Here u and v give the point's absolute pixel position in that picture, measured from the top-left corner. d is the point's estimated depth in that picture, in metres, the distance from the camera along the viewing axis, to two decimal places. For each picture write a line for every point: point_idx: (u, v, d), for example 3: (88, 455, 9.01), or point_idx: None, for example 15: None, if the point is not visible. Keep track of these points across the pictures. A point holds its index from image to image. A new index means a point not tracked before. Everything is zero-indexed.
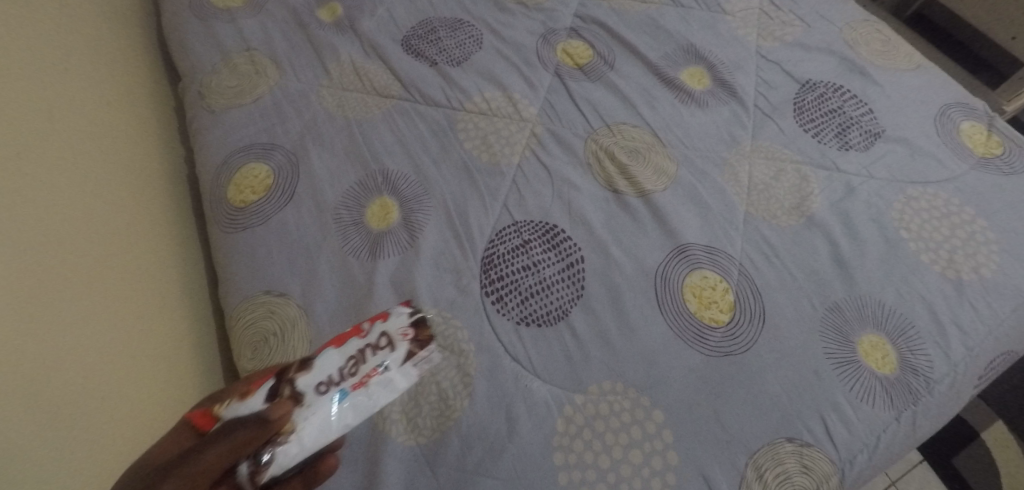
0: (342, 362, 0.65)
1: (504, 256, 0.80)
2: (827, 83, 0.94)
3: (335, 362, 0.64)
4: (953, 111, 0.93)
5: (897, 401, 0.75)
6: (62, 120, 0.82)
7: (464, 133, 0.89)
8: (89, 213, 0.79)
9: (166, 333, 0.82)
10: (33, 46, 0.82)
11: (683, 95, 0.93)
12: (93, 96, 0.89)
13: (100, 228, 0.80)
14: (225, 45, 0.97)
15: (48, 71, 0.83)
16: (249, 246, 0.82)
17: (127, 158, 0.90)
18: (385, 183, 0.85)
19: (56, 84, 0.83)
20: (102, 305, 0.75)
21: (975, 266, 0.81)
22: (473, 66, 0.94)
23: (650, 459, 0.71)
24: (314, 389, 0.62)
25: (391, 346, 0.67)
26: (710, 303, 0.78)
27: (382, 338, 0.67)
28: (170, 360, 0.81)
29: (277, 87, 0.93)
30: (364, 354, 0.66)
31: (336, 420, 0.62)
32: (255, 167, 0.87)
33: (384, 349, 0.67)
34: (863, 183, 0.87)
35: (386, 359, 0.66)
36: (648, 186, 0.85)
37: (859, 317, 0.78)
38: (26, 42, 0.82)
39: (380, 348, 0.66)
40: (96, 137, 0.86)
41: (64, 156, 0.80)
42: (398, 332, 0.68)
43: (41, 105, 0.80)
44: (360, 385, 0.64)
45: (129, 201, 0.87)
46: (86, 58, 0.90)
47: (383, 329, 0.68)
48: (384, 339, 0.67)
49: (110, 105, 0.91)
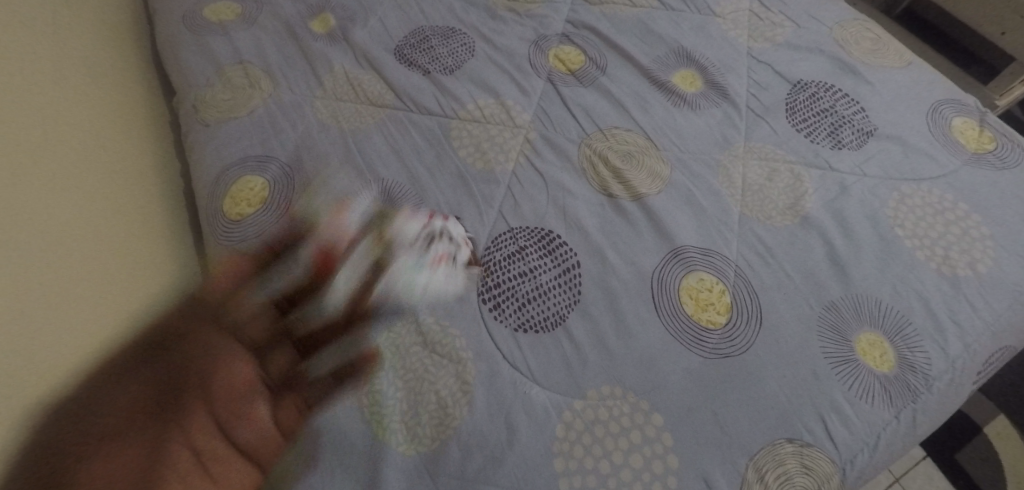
0: (421, 235, 0.81)
1: (500, 262, 0.80)
2: (819, 83, 0.95)
3: (413, 235, 0.81)
4: (945, 107, 0.93)
5: (896, 399, 0.75)
6: (64, 128, 0.83)
7: (458, 141, 0.89)
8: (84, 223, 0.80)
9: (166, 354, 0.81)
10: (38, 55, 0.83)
11: (675, 98, 0.94)
12: (93, 108, 0.90)
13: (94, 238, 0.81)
14: (218, 58, 0.98)
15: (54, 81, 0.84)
16: (246, 258, 0.82)
17: (123, 176, 0.90)
18: (380, 193, 0.85)
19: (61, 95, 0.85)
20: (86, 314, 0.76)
21: (970, 262, 0.81)
22: (466, 73, 0.95)
23: (651, 463, 0.71)
24: (404, 241, 0.81)
25: (458, 245, 0.81)
26: (707, 305, 0.78)
27: (449, 235, 0.81)
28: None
29: (271, 99, 0.93)
30: (436, 238, 0.81)
31: (415, 280, 0.79)
32: (251, 180, 0.87)
33: (454, 245, 0.81)
34: (857, 181, 0.87)
35: (455, 251, 0.80)
36: (642, 190, 0.86)
37: (856, 315, 0.78)
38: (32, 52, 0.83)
39: (451, 242, 0.81)
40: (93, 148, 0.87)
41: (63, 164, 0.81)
42: (461, 236, 0.82)
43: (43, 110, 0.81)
44: (436, 261, 0.80)
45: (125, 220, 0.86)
46: (82, 80, 0.90)
47: (450, 229, 0.81)
48: (453, 237, 0.81)
49: (106, 127, 0.91)
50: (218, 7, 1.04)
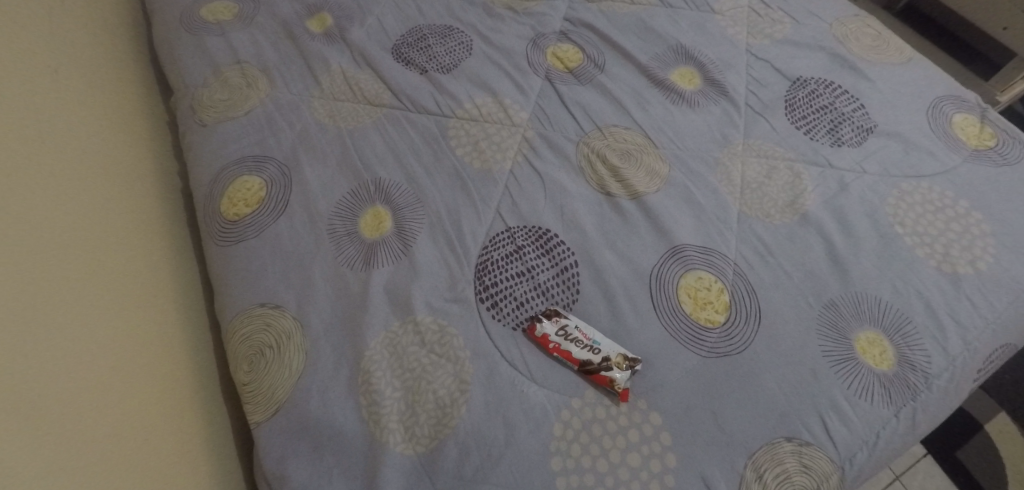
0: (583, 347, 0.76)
1: (498, 262, 0.80)
2: (818, 80, 0.94)
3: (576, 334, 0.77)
4: (946, 104, 0.92)
5: (895, 396, 0.75)
6: (89, 169, 0.85)
7: (456, 140, 0.89)
8: (111, 266, 0.80)
9: (167, 357, 0.82)
10: (65, 92, 0.87)
11: (674, 95, 0.93)
12: (106, 133, 0.91)
13: (120, 282, 0.81)
14: (215, 58, 0.98)
15: (80, 121, 0.87)
16: (244, 258, 0.82)
17: (141, 209, 0.90)
18: (377, 193, 0.85)
19: (84, 134, 0.87)
20: (117, 351, 0.76)
21: (971, 259, 0.81)
22: (464, 72, 0.95)
23: (649, 462, 0.71)
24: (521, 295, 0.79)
25: (594, 349, 0.76)
26: (705, 303, 0.78)
27: (604, 361, 0.75)
28: (175, 385, 0.81)
29: (268, 99, 0.93)
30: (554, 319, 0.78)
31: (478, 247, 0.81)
32: (247, 181, 0.87)
33: (595, 351, 0.75)
34: (857, 178, 0.87)
35: (599, 343, 0.76)
36: (641, 188, 0.86)
37: (855, 313, 0.78)
38: (59, 87, 0.87)
39: (593, 349, 0.76)
40: (116, 190, 0.88)
41: (90, 204, 0.82)
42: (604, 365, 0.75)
43: (68, 149, 0.83)
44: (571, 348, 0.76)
45: (146, 265, 0.86)
46: (84, 100, 0.90)
47: (613, 370, 0.74)
48: (603, 361, 0.75)
49: (119, 156, 0.91)
50: (215, 7, 1.04)
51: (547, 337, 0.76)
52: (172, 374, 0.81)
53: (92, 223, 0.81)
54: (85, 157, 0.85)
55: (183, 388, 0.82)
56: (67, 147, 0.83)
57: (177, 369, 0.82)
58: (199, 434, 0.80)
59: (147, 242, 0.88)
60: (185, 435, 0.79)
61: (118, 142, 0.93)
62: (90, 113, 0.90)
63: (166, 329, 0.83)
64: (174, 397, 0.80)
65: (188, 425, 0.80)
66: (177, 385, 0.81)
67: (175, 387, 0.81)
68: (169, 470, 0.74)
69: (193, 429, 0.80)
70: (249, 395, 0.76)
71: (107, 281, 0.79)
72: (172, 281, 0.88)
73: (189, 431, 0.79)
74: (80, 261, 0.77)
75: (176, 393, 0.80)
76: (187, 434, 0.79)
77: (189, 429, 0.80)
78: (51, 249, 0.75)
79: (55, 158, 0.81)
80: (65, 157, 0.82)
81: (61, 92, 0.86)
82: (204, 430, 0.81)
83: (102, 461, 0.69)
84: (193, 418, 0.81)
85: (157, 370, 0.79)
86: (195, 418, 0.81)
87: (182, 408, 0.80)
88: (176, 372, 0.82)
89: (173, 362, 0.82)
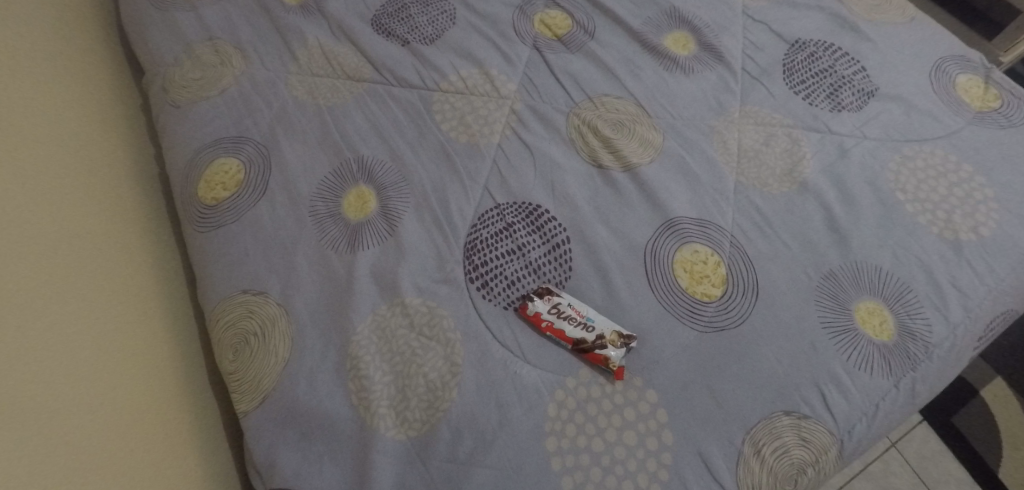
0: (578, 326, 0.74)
1: (487, 241, 0.78)
2: (817, 42, 0.91)
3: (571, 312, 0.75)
4: (949, 64, 0.89)
5: (896, 367, 0.74)
6: (71, 159, 0.84)
7: (441, 115, 0.86)
8: (97, 258, 0.80)
9: (147, 350, 0.79)
10: (41, 80, 0.86)
11: (668, 62, 0.90)
12: (83, 120, 0.89)
13: (107, 275, 0.80)
14: (187, 35, 0.94)
15: (58, 111, 0.86)
16: (225, 243, 0.80)
17: (124, 198, 0.88)
18: (360, 172, 0.82)
19: (62, 123, 0.86)
20: (106, 343, 0.75)
21: (973, 225, 0.78)
22: (447, 43, 0.91)
23: (645, 440, 0.70)
24: (513, 275, 0.76)
25: (588, 328, 0.74)
26: (701, 277, 0.76)
27: (599, 340, 0.73)
28: (157, 378, 0.79)
29: (243, 76, 0.90)
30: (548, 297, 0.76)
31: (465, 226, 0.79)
32: (226, 163, 0.84)
33: (589, 330, 0.74)
34: (857, 143, 0.84)
35: (593, 322, 0.74)
36: (633, 160, 0.83)
37: (855, 284, 0.76)
38: (35, 76, 0.85)
39: (587, 329, 0.74)
40: (98, 179, 0.86)
41: (73, 195, 0.81)
42: (599, 344, 0.73)
43: (49, 140, 0.82)
44: (565, 327, 0.74)
45: (133, 256, 0.85)
46: (57, 87, 0.88)
47: (608, 350, 0.72)
48: (598, 340, 0.73)
49: (96, 142, 0.89)
50: None
51: (539, 316, 0.74)
52: (153, 367, 0.79)
53: (77, 214, 0.80)
54: (65, 147, 0.84)
55: (165, 380, 0.79)
56: (46, 137, 0.82)
57: (157, 363, 0.80)
58: (183, 428, 0.78)
59: (128, 233, 0.86)
60: (168, 429, 0.77)
61: (94, 128, 0.90)
62: (57, 99, 0.87)
63: (146, 321, 0.81)
64: (156, 392, 0.78)
65: (171, 418, 0.78)
66: (159, 378, 0.79)
67: (157, 380, 0.79)
68: (162, 462, 0.74)
69: (177, 423, 0.78)
70: (235, 384, 0.75)
71: (95, 274, 0.78)
72: (161, 273, 0.87)
73: (172, 425, 0.77)
74: (66, 254, 0.77)
75: (158, 386, 0.78)
76: (170, 428, 0.77)
77: (173, 423, 0.78)
78: (37, 242, 0.74)
79: (38, 150, 0.80)
80: (45, 148, 0.81)
81: (37, 82, 0.85)
82: (189, 423, 0.79)
83: (95, 453, 0.69)
84: (177, 412, 0.79)
85: (138, 364, 0.77)
86: (179, 410, 0.79)
87: (165, 401, 0.78)
88: (158, 366, 0.80)
89: (154, 354, 0.80)
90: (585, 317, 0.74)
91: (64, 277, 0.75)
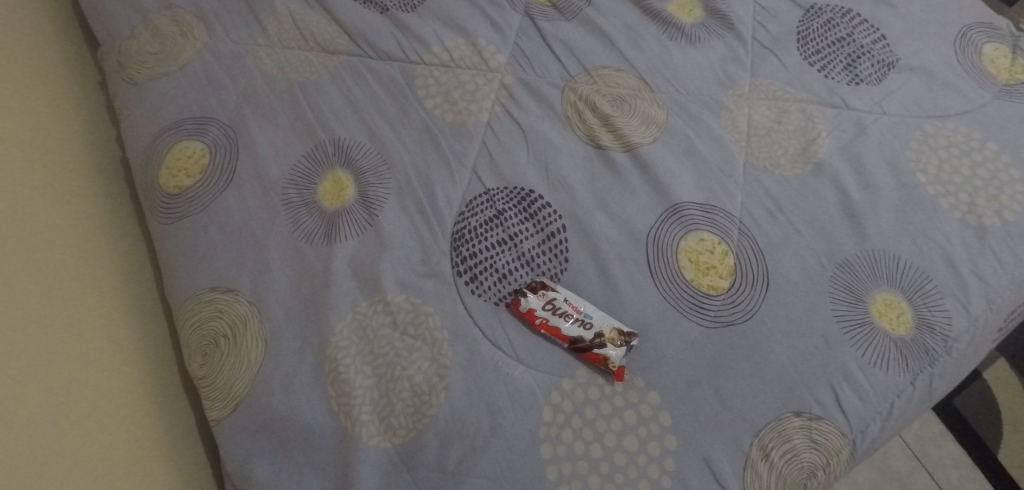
0: (577, 322, 0.69)
1: (476, 230, 0.72)
2: (834, 7, 0.83)
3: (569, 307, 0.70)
4: (975, 32, 0.82)
5: (912, 363, 0.69)
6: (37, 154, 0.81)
7: (424, 90, 0.79)
8: (67, 257, 0.77)
9: (116, 352, 0.76)
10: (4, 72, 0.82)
11: (671, 30, 0.83)
12: (45, 108, 0.85)
13: (75, 275, 0.77)
14: (143, 5, 0.86)
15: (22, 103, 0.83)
16: (191, 235, 0.74)
17: (89, 188, 0.84)
18: (337, 155, 0.76)
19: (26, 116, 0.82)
20: (80, 346, 0.73)
21: (998, 209, 0.73)
22: (431, 10, 0.83)
23: (648, 446, 0.65)
24: (506, 268, 0.71)
25: (587, 326, 0.68)
26: (707, 268, 0.71)
27: (598, 339, 0.68)
28: (129, 379, 0.75)
29: (206, 50, 0.82)
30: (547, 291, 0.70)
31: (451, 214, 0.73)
32: (189, 146, 0.77)
33: (588, 328, 0.68)
34: (875, 120, 0.77)
35: (593, 319, 0.69)
36: (634, 139, 0.76)
37: (872, 274, 0.71)
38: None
39: (586, 326, 0.68)
40: (64, 172, 0.82)
41: (42, 193, 0.79)
42: (598, 344, 0.67)
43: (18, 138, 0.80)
44: (562, 324, 0.69)
45: (98, 250, 0.81)
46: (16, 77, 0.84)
47: (608, 350, 0.67)
48: (597, 339, 0.68)
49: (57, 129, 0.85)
50: None
51: (533, 312, 0.69)
52: (120, 368, 0.75)
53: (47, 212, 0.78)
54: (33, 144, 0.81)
55: (134, 387, 0.75)
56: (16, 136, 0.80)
57: (123, 363, 0.76)
58: (151, 428, 0.74)
59: (91, 225, 0.81)
60: (140, 432, 0.73)
61: (53, 115, 0.85)
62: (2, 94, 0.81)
63: (111, 326, 0.77)
64: (121, 398, 0.73)
65: (143, 424, 0.74)
66: (125, 381, 0.75)
67: (127, 387, 0.75)
68: (141, 462, 0.72)
69: (144, 424, 0.74)
70: (206, 389, 0.70)
71: (65, 274, 0.76)
72: (127, 265, 0.82)
73: (149, 426, 0.74)
74: (39, 256, 0.74)
75: (128, 393, 0.74)
76: (136, 430, 0.73)
77: (141, 426, 0.74)
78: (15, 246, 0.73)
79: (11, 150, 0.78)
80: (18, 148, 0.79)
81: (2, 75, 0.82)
82: (163, 428, 0.75)
83: (80, 455, 0.68)
84: (148, 413, 0.75)
85: (105, 367, 0.74)
86: (154, 414, 0.76)
87: (136, 404, 0.74)
88: (128, 366, 0.76)
89: (116, 356, 0.75)
90: (584, 311, 0.69)
91: (38, 280, 0.73)
